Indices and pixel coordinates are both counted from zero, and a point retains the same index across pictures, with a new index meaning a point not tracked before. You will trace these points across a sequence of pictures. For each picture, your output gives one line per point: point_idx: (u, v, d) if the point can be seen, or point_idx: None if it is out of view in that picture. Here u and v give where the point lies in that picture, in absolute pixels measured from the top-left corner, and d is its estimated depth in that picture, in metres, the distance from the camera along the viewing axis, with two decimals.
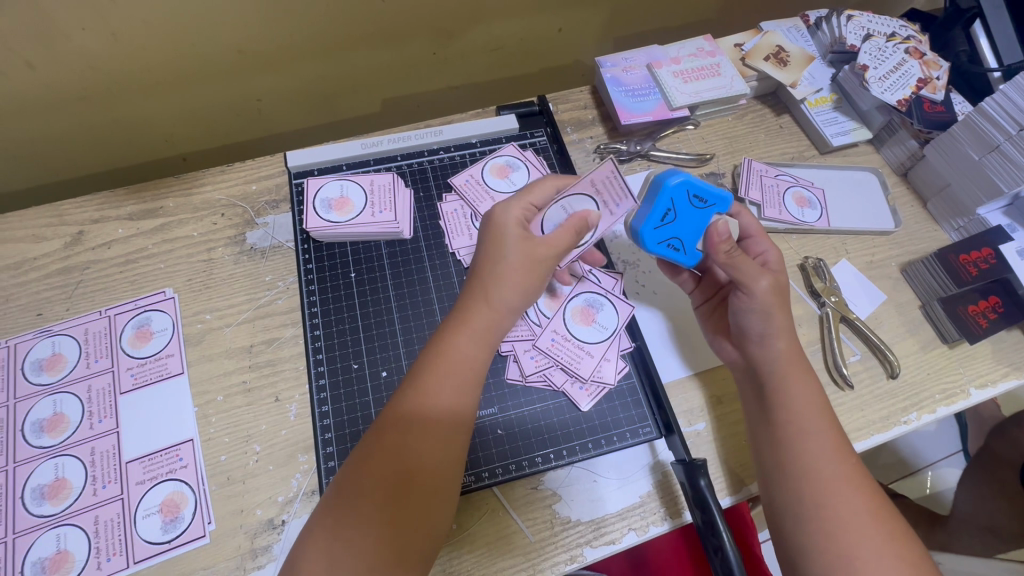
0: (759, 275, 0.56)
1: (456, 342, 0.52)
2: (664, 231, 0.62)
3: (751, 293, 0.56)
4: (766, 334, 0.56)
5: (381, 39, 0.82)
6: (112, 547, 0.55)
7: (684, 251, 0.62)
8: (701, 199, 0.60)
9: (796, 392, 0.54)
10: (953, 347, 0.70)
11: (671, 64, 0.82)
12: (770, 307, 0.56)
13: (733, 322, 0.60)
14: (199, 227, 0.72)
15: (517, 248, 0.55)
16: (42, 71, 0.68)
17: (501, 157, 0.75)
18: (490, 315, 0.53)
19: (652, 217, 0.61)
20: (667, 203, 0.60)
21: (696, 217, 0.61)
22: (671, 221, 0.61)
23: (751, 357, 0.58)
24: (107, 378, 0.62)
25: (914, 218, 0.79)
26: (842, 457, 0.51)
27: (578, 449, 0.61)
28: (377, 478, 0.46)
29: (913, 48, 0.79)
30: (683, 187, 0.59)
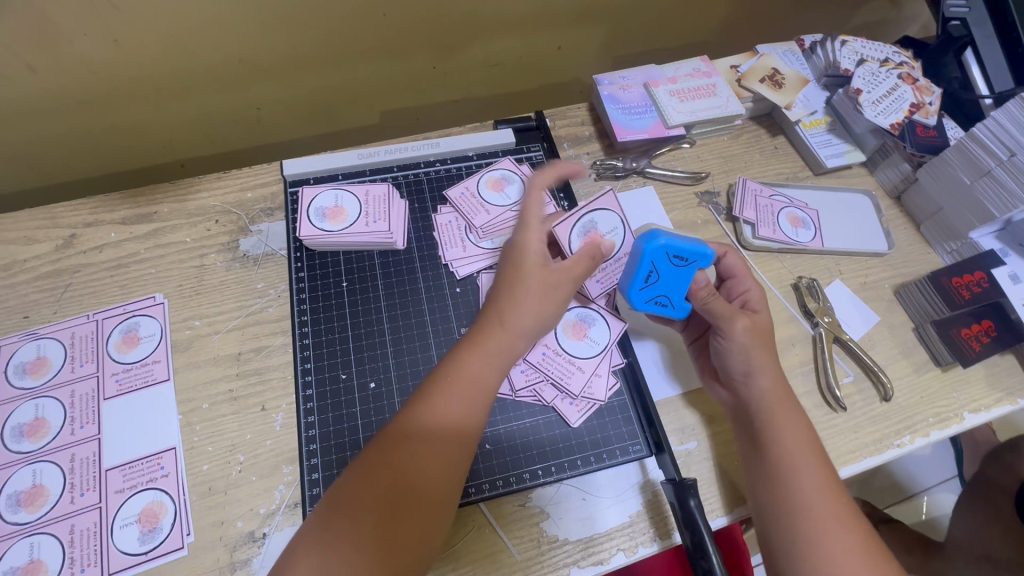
0: (733, 317, 0.58)
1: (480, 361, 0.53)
2: (650, 291, 0.61)
3: (728, 336, 0.58)
4: (747, 373, 0.58)
5: (381, 52, 0.83)
6: (86, 558, 0.53)
7: (673, 306, 0.61)
8: (681, 258, 0.59)
9: (782, 426, 0.55)
10: (946, 371, 0.70)
11: (668, 83, 0.83)
12: (748, 346, 0.58)
13: (718, 365, 0.60)
14: (193, 233, 0.72)
15: (542, 272, 0.57)
16: (41, 74, 0.68)
17: (496, 171, 0.75)
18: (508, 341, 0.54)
19: (636, 280, 0.60)
20: (648, 267, 0.59)
21: (681, 275, 0.60)
22: (656, 282, 0.60)
23: (739, 396, 0.58)
24: (91, 384, 0.62)
25: (907, 240, 0.80)
26: (829, 491, 0.51)
27: (567, 466, 0.60)
28: (380, 488, 0.46)
29: (906, 73, 0.80)
30: (664, 249, 0.58)
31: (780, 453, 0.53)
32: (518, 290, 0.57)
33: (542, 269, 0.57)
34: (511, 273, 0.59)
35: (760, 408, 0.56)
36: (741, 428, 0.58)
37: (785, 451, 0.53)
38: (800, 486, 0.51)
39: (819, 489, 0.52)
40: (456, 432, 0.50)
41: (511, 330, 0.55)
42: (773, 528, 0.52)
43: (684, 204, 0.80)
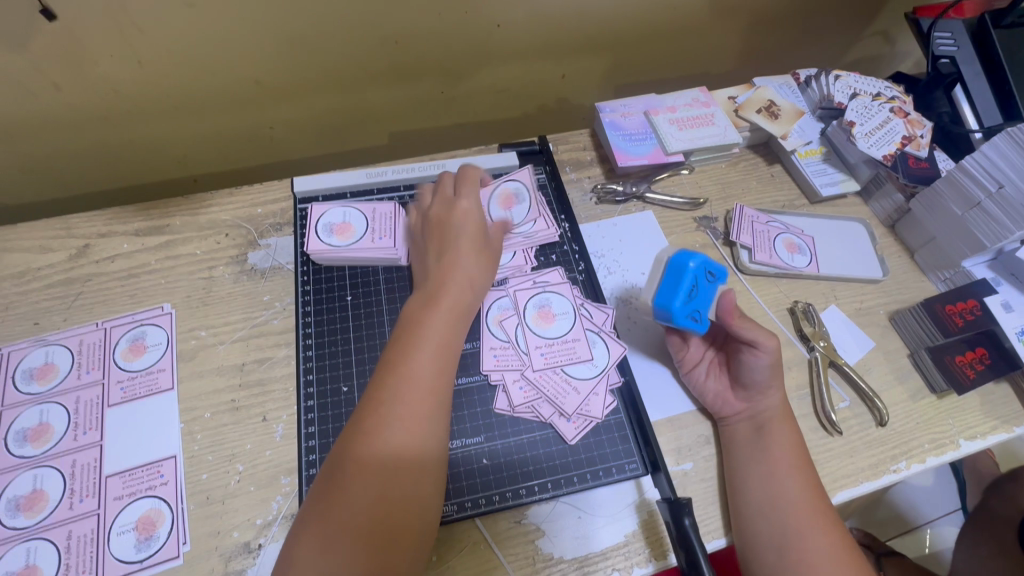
0: (770, 335, 0.61)
1: (414, 366, 0.54)
2: (690, 306, 0.60)
3: (766, 352, 0.60)
4: (768, 385, 0.62)
5: (392, 77, 0.87)
6: (82, 564, 0.54)
7: (702, 323, 0.61)
8: (710, 274, 0.61)
9: (784, 433, 0.60)
10: (942, 398, 0.71)
11: (667, 112, 0.86)
12: (776, 363, 0.61)
13: (740, 378, 0.63)
14: (203, 246, 0.74)
15: (460, 255, 0.63)
16: (67, 91, 0.72)
17: (510, 184, 0.76)
18: (442, 336, 0.57)
19: (681, 295, 0.59)
20: (691, 282, 0.60)
21: (710, 290, 0.62)
22: (694, 296, 0.60)
23: (755, 406, 0.62)
24: (96, 390, 0.62)
25: (901, 268, 0.81)
26: (820, 493, 0.57)
27: (563, 482, 0.60)
28: (355, 521, 0.46)
29: (898, 107, 0.83)
30: (702, 267, 0.60)
31: (782, 457, 0.58)
32: (445, 284, 0.61)
33: (463, 253, 0.64)
34: (436, 247, 0.64)
35: (771, 417, 0.61)
36: (747, 433, 0.61)
37: (785, 457, 0.58)
38: (801, 488, 0.56)
39: (817, 493, 0.57)
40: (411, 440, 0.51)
41: (434, 326, 0.57)
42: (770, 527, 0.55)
43: (682, 228, 0.82)
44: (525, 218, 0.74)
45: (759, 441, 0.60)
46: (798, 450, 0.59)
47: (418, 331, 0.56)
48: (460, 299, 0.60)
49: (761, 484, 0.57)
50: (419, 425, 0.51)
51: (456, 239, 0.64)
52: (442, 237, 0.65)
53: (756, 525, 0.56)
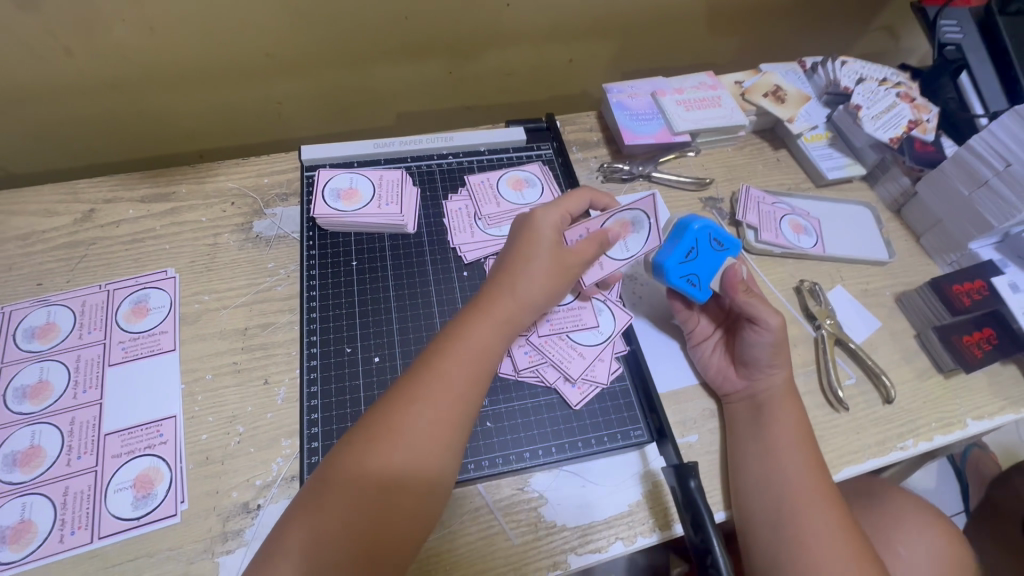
0: (773, 311, 0.60)
1: (445, 373, 0.51)
2: (687, 267, 0.62)
3: (768, 329, 0.60)
4: (771, 364, 0.60)
5: (401, 55, 0.87)
6: (77, 520, 0.53)
7: (699, 287, 0.63)
8: (717, 243, 0.63)
9: (784, 411, 0.59)
10: (949, 378, 0.70)
11: (675, 93, 0.86)
12: (778, 342, 0.60)
13: (740, 355, 0.62)
14: (209, 213, 0.73)
15: (526, 267, 0.58)
16: (78, 58, 0.72)
17: (522, 170, 0.77)
18: (478, 351, 0.54)
19: (679, 252, 0.62)
20: (691, 243, 0.62)
21: (715, 260, 0.63)
22: (693, 259, 0.62)
23: (755, 385, 0.61)
24: (98, 350, 0.62)
25: (907, 251, 0.81)
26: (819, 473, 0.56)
27: (567, 447, 0.59)
28: (347, 517, 0.44)
29: (904, 93, 0.83)
30: (705, 231, 0.62)
31: (780, 436, 0.58)
32: (496, 297, 0.57)
33: (533, 268, 0.58)
34: (513, 258, 0.59)
35: (772, 396, 0.60)
36: (745, 412, 0.60)
37: (786, 436, 0.58)
38: (799, 467, 0.56)
39: (816, 472, 0.56)
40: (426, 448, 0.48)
41: (475, 341, 0.54)
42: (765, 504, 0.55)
43: (688, 208, 0.82)
44: (534, 201, 0.74)
45: (757, 419, 0.59)
46: (797, 428, 0.58)
47: (456, 342, 0.54)
48: (507, 315, 0.56)
49: (757, 463, 0.57)
50: (438, 435, 0.49)
51: (529, 251, 0.59)
52: (512, 250, 0.60)
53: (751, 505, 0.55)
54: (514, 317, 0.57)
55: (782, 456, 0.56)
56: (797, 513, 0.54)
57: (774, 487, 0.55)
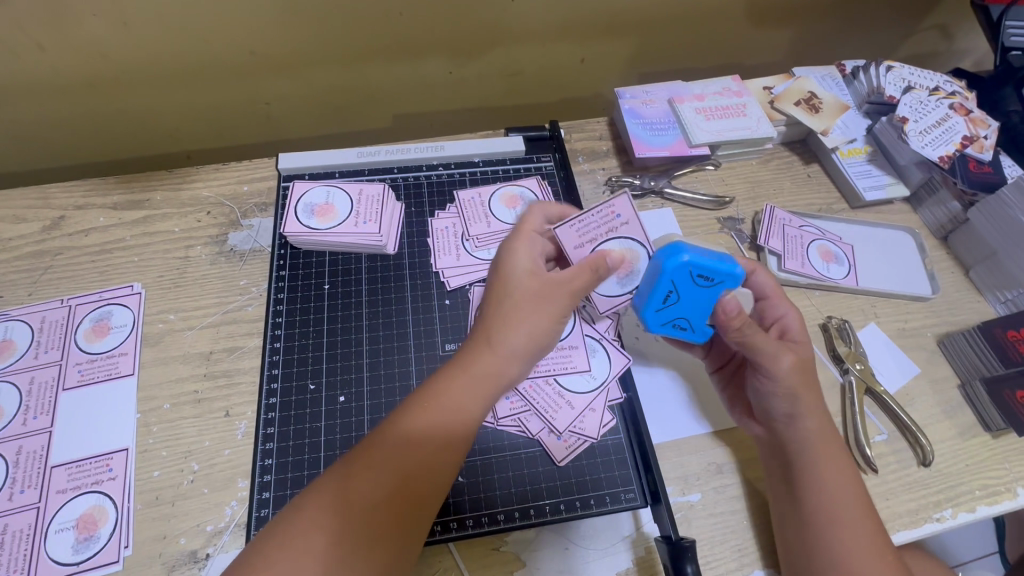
0: (780, 353, 0.50)
1: (407, 434, 0.44)
2: (667, 313, 0.53)
3: (773, 375, 0.51)
4: (791, 414, 0.51)
5: (396, 54, 0.81)
6: (13, 563, 0.49)
7: (692, 328, 0.54)
8: (705, 277, 0.50)
9: (824, 474, 0.49)
10: (997, 437, 0.61)
11: (694, 100, 0.78)
12: (794, 388, 0.51)
13: (754, 400, 0.54)
14: (182, 223, 0.69)
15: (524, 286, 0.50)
16: (51, 54, 0.68)
17: (516, 186, 0.70)
18: (451, 405, 0.45)
19: (653, 300, 0.52)
20: (667, 287, 0.51)
21: (705, 297, 0.51)
22: (675, 303, 0.52)
23: (776, 436, 0.53)
24: (53, 372, 0.58)
25: (954, 285, 0.72)
26: (873, 553, 0.47)
27: (548, 510, 0.53)
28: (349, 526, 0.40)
29: (959, 104, 0.73)
30: (687, 268, 0.50)
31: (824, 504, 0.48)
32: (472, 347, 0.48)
33: (514, 307, 0.49)
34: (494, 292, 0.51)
35: (804, 451, 0.51)
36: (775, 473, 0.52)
37: (837, 498, 0.49)
38: (837, 543, 0.47)
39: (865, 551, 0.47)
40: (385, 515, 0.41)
41: (450, 394, 0.46)
42: None
43: (703, 229, 0.74)
44: None
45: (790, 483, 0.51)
46: (849, 501, 0.49)
47: (426, 395, 0.46)
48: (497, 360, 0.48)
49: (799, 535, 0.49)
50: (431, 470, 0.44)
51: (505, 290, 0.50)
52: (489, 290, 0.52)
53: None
54: (498, 369, 0.48)
55: (815, 532, 0.48)
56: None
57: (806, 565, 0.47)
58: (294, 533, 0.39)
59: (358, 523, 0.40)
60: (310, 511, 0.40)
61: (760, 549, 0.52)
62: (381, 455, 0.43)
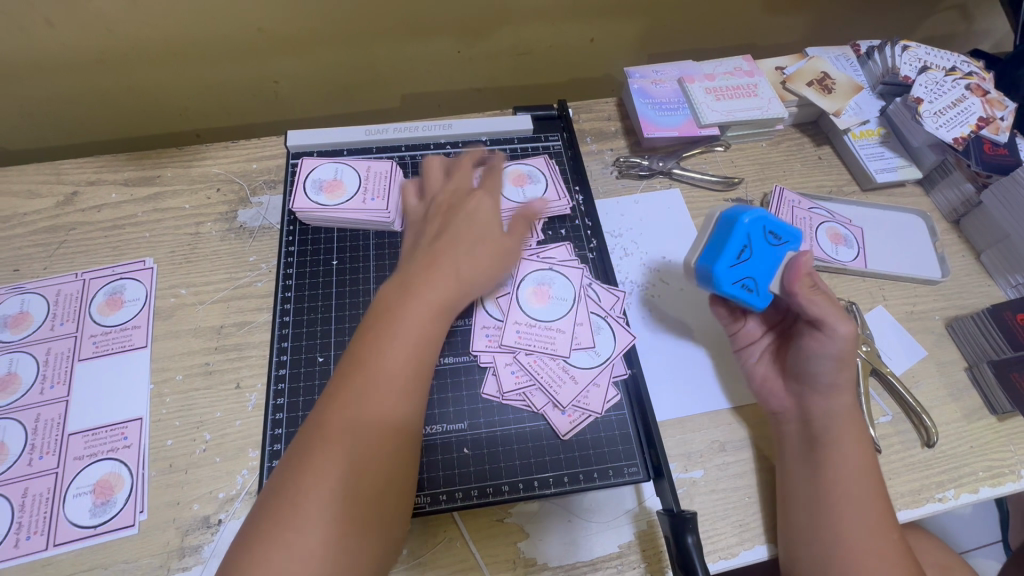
0: (843, 319, 0.51)
1: (366, 404, 0.44)
2: (739, 270, 0.53)
3: (832, 337, 0.51)
4: (835, 384, 0.51)
5: (404, 32, 0.80)
6: (33, 525, 0.50)
7: (757, 292, 0.54)
8: (776, 236, 0.53)
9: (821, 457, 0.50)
10: (1003, 420, 0.61)
11: (704, 80, 0.77)
12: (845, 357, 0.51)
13: (795, 368, 0.54)
14: (193, 200, 0.69)
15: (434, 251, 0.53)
16: (60, 30, 0.68)
17: (522, 165, 0.70)
18: (414, 332, 0.48)
19: (727, 253, 0.53)
20: (743, 239, 0.53)
21: (772, 256, 0.54)
22: (747, 260, 0.53)
23: (808, 407, 0.53)
24: (68, 343, 0.59)
25: (964, 269, 0.71)
26: (862, 534, 0.47)
27: (551, 482, 0.53)
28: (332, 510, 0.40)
29: (976, 84, 0.71)
30: (759, 223, 0.53)
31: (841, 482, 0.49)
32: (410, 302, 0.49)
33: (449, 243, 0.53)
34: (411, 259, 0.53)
35: (832, 424, 0.51)
36: (798, 444, 0.52)
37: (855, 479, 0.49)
38: (835, 526, 0.48)
39: (858, 531, 0.47)
40: (378, 436, 0.43)
41: (408, 317, 0.48)
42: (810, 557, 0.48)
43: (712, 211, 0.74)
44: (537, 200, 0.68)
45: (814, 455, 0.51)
46: (853, 483, 0.49)
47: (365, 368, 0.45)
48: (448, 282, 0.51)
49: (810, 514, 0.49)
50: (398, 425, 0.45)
51: (445, 234, 0.55)
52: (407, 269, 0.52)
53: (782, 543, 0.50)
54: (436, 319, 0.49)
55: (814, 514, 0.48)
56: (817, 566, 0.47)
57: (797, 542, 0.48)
58: (281, 529, 0.39)
59: (359, 447, 0.42)
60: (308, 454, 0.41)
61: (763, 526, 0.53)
62: (346, 430, 0.42)
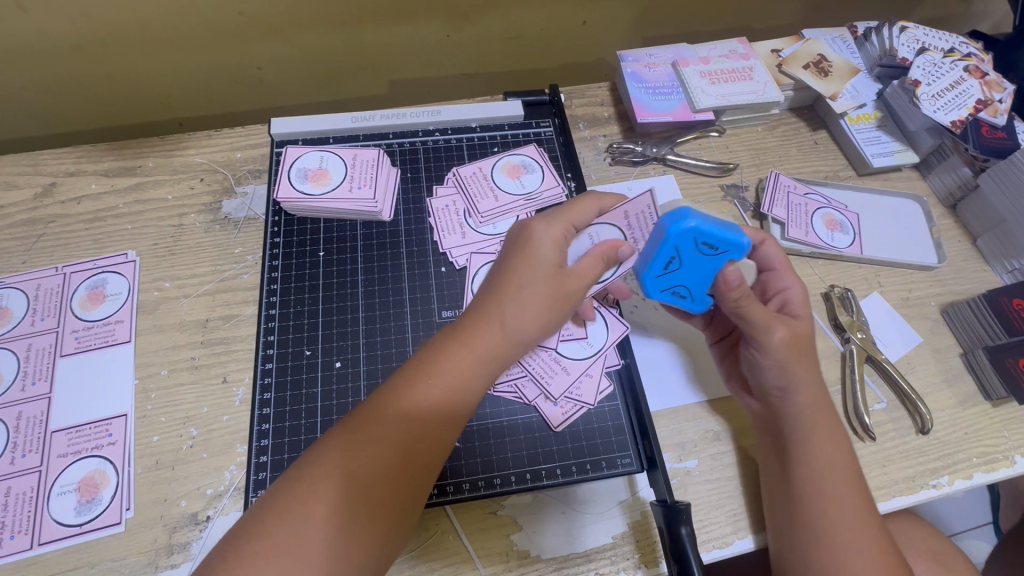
0: (770, 326, 0.50)
1: (407, 413, 0.43)
2: (667, 279, 0.51)
3: (761, 347, 0.50)
4: (782, 386, 0.51)
5: (391, 15, 0.78)
6: (18, 525, 0.50)
7: (692, 297, 0.53)
8: (711, 245, 0.48)
9: (816, 447, 0.49)
10: (997, 406, 0.61)
11: (699, 63, 0.75)
12: (786, 360, 0.50)
13: (749, 371, 0.53)
14: (175, 190, 0.68)
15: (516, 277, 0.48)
16: (34, 15, 0.65)
17: (516, 155, 0.68)
18: (453, 380, 0.45)
19: (654, 266, 0.50)
20: (671, 252, 0.48)
21: (707, 264, 0.50)
22: (676, 269, 0.50)
23: (772, 408, 0.52)
24: (50, 339, 0.58)
25: (960, 254, 0.71)
26: (856, 521, 0.47)
27: (544, 475, 0.53)
28: (336, 509, 0.39)
29: (974, 66, 0.70)
30: (692, 234, 0.47)
31: (817, 475, 0.48)
32: (480, 322, 0.47)
33: (524, 292, 0.48)
34: (505, 268, 0.49)
35: (796, 426, 0.50)
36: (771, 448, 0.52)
37: (831, 472, 0.48)
38: (826, 517, 0.47)
39: (852, 521, 0.47)
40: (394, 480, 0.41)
41: (455, 370, 0.45)
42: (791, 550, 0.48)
43: (706, 197, 0.72)
44: (532, 190, 0.66)
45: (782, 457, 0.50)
46: (845, 473, 0.49)
47: (429, 375, 0.45)
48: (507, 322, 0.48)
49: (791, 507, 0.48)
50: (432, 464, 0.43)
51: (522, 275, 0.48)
52: (502, 267, 0.50)
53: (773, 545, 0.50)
54: (500, 352, 0.47)
55: (800, 505, 0.48)
56: (804, 560, 0.47)
57: (788, 531, 0.48)
58: (294, 506, 0.38)
59: (402, 443, 0.42)
60: (317, 460, 0.41)
61: (751, 516, 0.53)
62: (383, 431, 0.42)
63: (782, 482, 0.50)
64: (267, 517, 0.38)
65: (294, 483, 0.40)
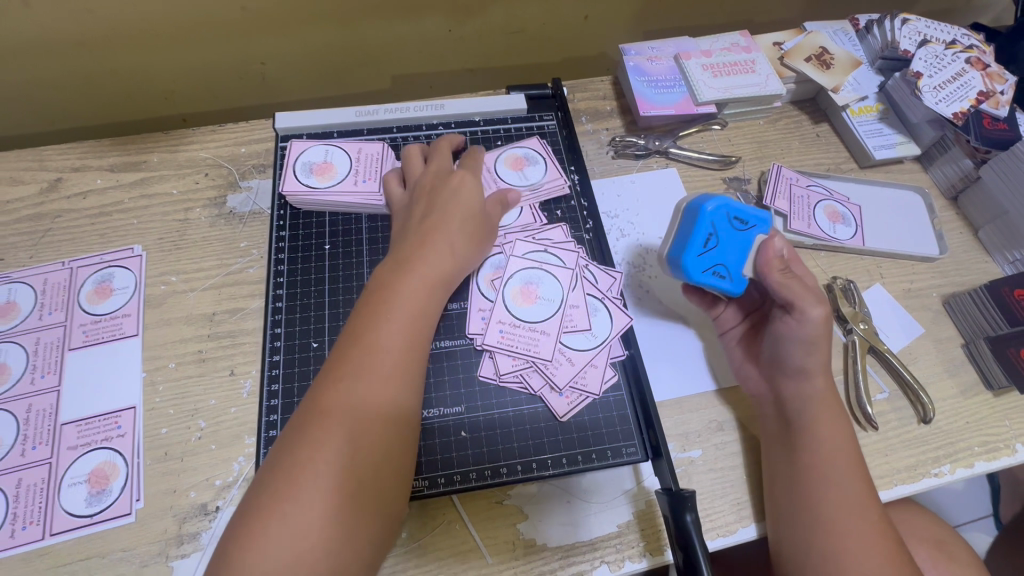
0: (814, 299, 0.51)
1: (347, 394, 0.43)
2: (707, 259, 0.54)
3: (803, 322, 0.51)
4: (806, 367, 0.52)
5: (394, 10, 0.78)
6: (29, 515, 0.50)
7: (731, 278, 0.54)
8: (741, 221, 0.54)
9: (819, 435, 0.50)
10: (999, 396, 0.61)
11: (701, 56, 0.75)
12: (817, 340, 0.51)
13: (772, 352, 0.54)
14: (180, 185, 0.68)
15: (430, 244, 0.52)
16: (38, 11, 0.65)
17: (520, 148, 0.69)
18: (385, 347, 0.45)
19: (694, 244, 0.53)
20: (707, 229, 0.53)
21: (742, 241, 0.54)
22: (714, 248, 0.54)
23: (781, 390, 0.53)
24: (58, 333, 0.58)
25: (962, 245, 0.71)
26: (857, 508, 0.48)
27: (550, 464, 0.53)
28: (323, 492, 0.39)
29: (975, 58, 0.70)
30: (722, 210, 0.53)
31: (818, 462, 0.49)
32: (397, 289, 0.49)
33: (432, 251, 0.52)
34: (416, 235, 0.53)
35: (805, 408, 0.51)
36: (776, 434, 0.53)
37: (833, 459, 0.49)
38: (828, 504, 0.48)
39: (853, 508, 0.48)
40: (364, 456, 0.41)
41: (378, 337, 0.46)
42: (793, 537, 0.48)
43: (709, 190, 0.73)
44: (535, 182, 0.66)
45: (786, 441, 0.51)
46: (846, 460, 0.49)
47: (358, 353, 0.45)
48: (433, 273, 0.51)
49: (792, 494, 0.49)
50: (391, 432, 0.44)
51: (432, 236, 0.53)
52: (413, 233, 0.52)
53: (770, 530, 0.51)
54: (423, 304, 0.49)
55: (802, 492, 0.48)
56: (805, 547, 0.47)
57: (789, 518, 0.49)
58: (282, 494, 0.39)
59: (356, 418, 0.42)
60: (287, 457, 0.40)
61: (754, 505, 0.53)
62: (331, 414, 0.42)
63: (784, 469, 0.50)
64: (271, 499, 0.39)
65: (272, 484, 0.40)
